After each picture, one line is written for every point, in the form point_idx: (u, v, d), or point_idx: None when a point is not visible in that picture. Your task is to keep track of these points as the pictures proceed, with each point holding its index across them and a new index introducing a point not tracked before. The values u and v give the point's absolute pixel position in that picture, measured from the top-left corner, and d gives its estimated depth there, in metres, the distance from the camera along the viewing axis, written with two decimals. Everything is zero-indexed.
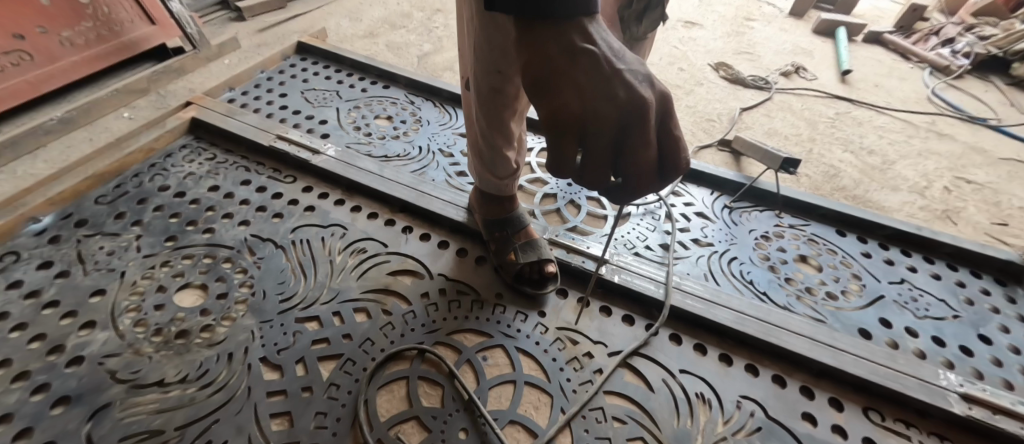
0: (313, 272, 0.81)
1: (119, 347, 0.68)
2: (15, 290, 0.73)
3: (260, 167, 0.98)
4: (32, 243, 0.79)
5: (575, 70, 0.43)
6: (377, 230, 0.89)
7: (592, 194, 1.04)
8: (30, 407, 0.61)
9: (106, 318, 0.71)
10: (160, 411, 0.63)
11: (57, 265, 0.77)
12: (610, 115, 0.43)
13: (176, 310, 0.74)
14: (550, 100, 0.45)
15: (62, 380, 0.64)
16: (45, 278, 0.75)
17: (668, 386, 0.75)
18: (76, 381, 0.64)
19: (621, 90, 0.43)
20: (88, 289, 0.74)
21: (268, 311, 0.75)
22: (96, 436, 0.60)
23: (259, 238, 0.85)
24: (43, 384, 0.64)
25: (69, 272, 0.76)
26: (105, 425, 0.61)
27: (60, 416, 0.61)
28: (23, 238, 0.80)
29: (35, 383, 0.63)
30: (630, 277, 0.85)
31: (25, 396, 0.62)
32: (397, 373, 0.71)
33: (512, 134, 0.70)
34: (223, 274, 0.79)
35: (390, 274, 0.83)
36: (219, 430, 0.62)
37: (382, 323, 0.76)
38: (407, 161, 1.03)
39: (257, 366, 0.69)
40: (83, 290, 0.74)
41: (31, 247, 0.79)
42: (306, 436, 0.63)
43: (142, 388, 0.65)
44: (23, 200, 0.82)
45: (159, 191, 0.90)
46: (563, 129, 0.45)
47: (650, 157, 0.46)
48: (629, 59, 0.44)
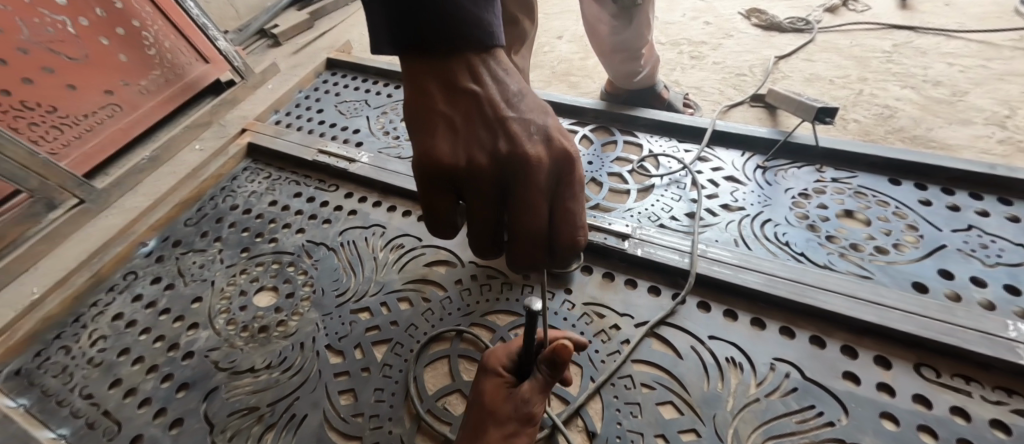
0: (361, 268, 0.92)
1: (218, 342, 0.83)
2: (139, 302, 0.90)
3: (308, 179, 1.10)
4: (144, 262, 0.97)
5: (455, 112, 0.48)
6: (412, 226, 0.98)
7: (614, 169, 1.05)
8: (161, 392, 0.77)
9: (206, 320, 0.86)
10: (254, 391, 0.76)
11: (165, 279, 0.93)
12: (490, 173, 0.47)
13: (256, 310, 0.87)
14: (423, 140, 0.48)
15: (181, 370, 0.80)
16: (158, 291, 0.92)
17: (697, 352, 0.78)
18: (190, 371, 0.79)
19: (502, 141, 0.46)
20: (189, 296, 0.90)
21: (327, 306, 0.87)
22: (211, 411, 0.74)
23: (314, 243, 0.97)
24: (168, 373, 0.79)
25: (174, 284, 0.92)
26: (217, 404, 0.75)
27: (183, 398, 0.76)
28: (137, 259, 0.98)
29: (163, 374, 0.79)
30: (654, 249, 0.87)
31: (157, 384, 0.78)
32: (439, 352, 0.79)
33: None
34: (289, 276, 0.92)
35: (427, 265, 0.91)
36: (300, 406, 0.74)
37: (422, 309, 0.85)
38: None
39: (324, 352, 0.80)
40: (187, 298, 0.90)
41: (144, 266, 0.96)
42: (368, 408, 0.73)
43: (239, 374, 0.79)
44: (133, 228, 1.01)
45: (231, 210, 1.05)
46: (433, 173, 0.48)
47: (537, 226, 0.47)
48: (524, 105, 0.48)
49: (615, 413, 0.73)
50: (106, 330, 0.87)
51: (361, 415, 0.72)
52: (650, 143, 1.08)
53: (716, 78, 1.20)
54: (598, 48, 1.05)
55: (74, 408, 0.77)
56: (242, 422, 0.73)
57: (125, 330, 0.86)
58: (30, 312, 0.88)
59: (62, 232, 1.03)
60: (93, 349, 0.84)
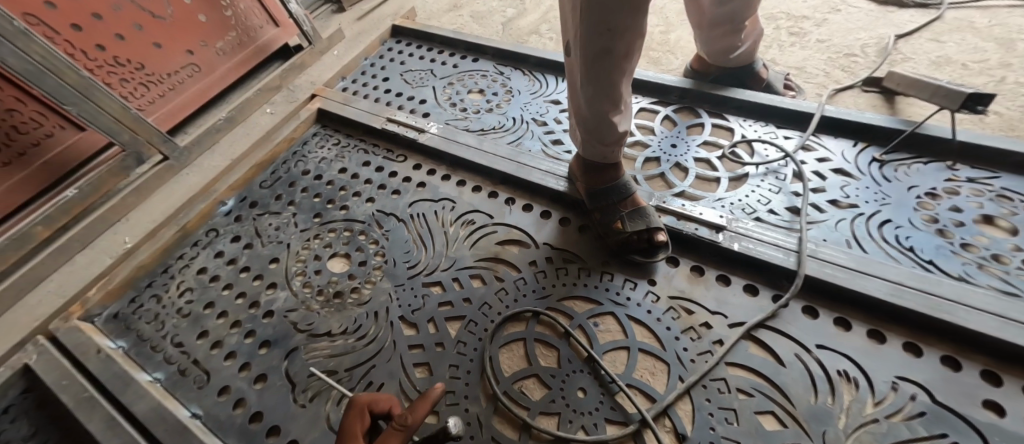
0: (432, 243, 0.93)
1: (296, 303, 0.86)
2: (221, 258, 0.94)
3: (376, 148, 1.12)
4: (224, 221, 1.01)
5: None
6: (483, 203, 0.98)
7: (700, 153, 0.96)
8: (245, 347, 0.81)
9: (283, 280, 0.90)
10: (332, 355, 0.79)
11: (244, 238, 0.97)
12: None
13: (330, 274, 0.90)
14: None
15: (262, 328, 0.83)
16: (238, 249, 0.95)
17: (803, 362, 0.70)
18: (271, 329, 0.83)
19: None
20: (268, 257, 0.94)
21: (400, 276, 0.89)
22: (292, 370, 0.78)
23: (383, 213, 0.99)
24: (250, 330, 0.83)
25: (253, 244, 0.96)
26: (298, 363, 0.78)
27: (267, 354, 0.80)
28: (217, 218, 1.01)
29: (246, 329, 0.83)
30: (753, 245, 0.78)
31: (241, 339, 0.82)
32: (514, 334, 0.80)
33: (618, 98, 0.69)
34: (361, 244, 0.94)
35: (499, 244, 0.91)
36: (377, 374, 0.76)
37: (496, 288, 0.85)
38: (503, 132, 1.12)
39: (398, 323, 0.82)
40: (265, 258, 0.93)
41: (224, 225, 1.00)
42: (443, 383, 0.75)
43: (317, 337, 0.81)
44: (214, 188, 1.05)
45: (302, 175, 1.08)
46: None
47: None
48: None
49: (707, 417, 0.68)
50: (192, 282, 0.91)
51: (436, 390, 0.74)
52: (742, 128, 0.97)
53: (822, 57, 1.08)
54: (695, 19, 0.95)
55: (166, 354, 0.81)
56: (321, 384, 0.76)
57: (209, 284, 0.90)
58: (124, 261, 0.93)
59: (150, 186, 1.04)
60: (182, 300, 0.89)
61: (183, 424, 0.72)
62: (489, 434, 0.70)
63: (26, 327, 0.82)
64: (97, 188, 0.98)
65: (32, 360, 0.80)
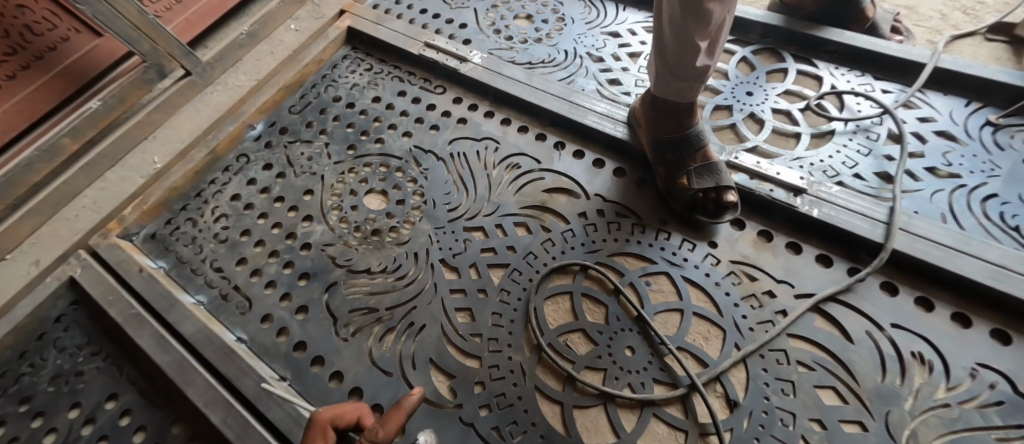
0: (474, 185, 0.86)
1: (333, 238, 0.82)
2: (254, 186, 0.89)
3: (412, 77, 1.03)
4: (254, 147, 0.95)
5: None
6: (529, 145, 0.90)
7: (779, 104, 0.86)
8: (285, 277, 0.77)
9: (319, 213, 0.85)
10: (372, 293, 0.75)
11: (276, 167, 0.91)
12: None
13: (368, 212, 0.85)
14: None
15: (301, 260, 0.79)
16: (270, 178, 0.90)
17: (874, 341, 0.65)
18: (310, 262, 0.79)
19: None
20: (301, 188, 0.88)
21: (440, 219, 0.83)
22: (332, 305, 0.74)
23: (422, 150, 0.92)
24: (288, 261, 0.79)
25: (285, 174, 0.90)
26: (337, 298, 0.75)
27: (307, 287, 0.76)
28: (247, 142, 0.95)
29: (284, 260, 0.79)
30: (834, 212, 0.71)
31: (280, 269, 0.78)
32: (560, 287, 0.75)
33: (710, 21, 0.59)
34: (398, 182, 0.88)
35: (546, 192, 0.85)
36: (419, 315, 0.73)
37: (542, 238, 0.80)
38: (554, 68, 1.01)
39: (439, 266, 0.78)
40: (300, 189, 0.88)
41: (255, 150, 0.94)
42: (486, 330, 0.71)
43: (356, 273, 0.78)
44: (242, 108, 0.98)
45: (334, 102, 1.00)
46: None
47: None
48: None
49: (761, 387, 0.64)
50: (226, 208, 0.86)
51: (479, 336, 0.70)
52: (833, 77, 0.87)
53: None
54: None
55: (207, 278, 0.78)
56: (362, 322, 0.72)
57: (244, 212, 0.86)
58: (157, 181, 0.89)
59: (174, 103, 0.96)
60: (217, 226, 0.85)
61: (230, 347, 0.69)
62: (533, 384, 0.66)
63: (67, 239, 0.81)
64: (122, 100, 0.92)
65: (77, 272, 0.79)
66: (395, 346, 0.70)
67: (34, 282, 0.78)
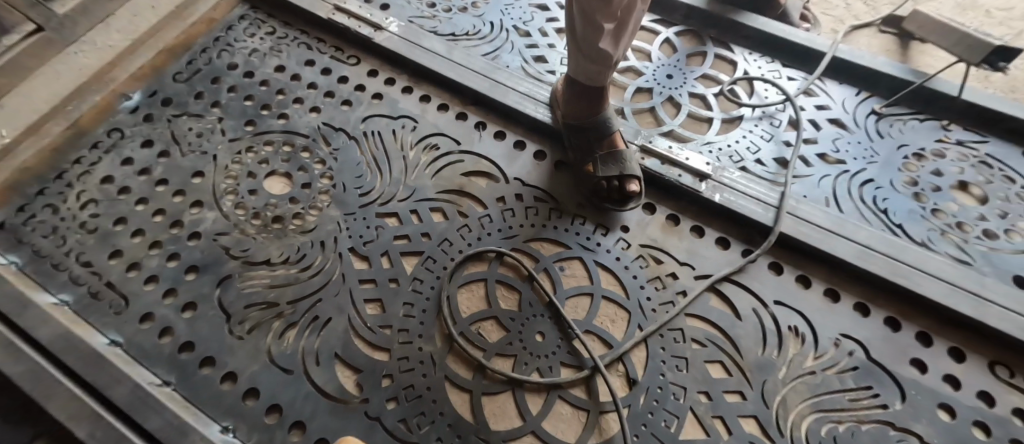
0: (388, 168, 0.83)
1: (227, 226, 0.76)
2: (129, 167, 0.80)
3: (322, 45, 0.97)
4: (130, 120, 0.85)
5: None
6: (448, 125, 0.89)
7: (696, 88, 0.87)
8: (168, 272, 0.72)
9: (211, 199, 0.79)
10: (273, 286, 0.72)
11: (157, 145, 0.83)
12: None
13: (268, 196, 0.80)
14: None
15: (188, 252, 0.74)
16: (151, 157, 0.82)
17: (759, 316, 0.70)
18: (199, 254, 0.74)
19: None
20: (189, 170, 0.81)
21: (350, 205, 0.80)
22: (225, 300, 0.70)
23: (332, 128, 0.87)
24: (174, 253, 0.73)
25: (169, 152, 0.82)
26: (231, 293, 0.70)
27: (194, 281, 0.71)
28: (121, 115, 0.86)
29: (168, 252, 0.73)
30: (734, 197, 0.76)
31: (163, 262, 0.72)
32: (475, 275, 0.75)
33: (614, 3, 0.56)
34: (304, 164, 0.83)
35: (464, 175, 0.83)
36: (324, 308, 0.70)
37: (459, 224, 0.78)
38: (477, 40, 0.99)
39: (348, 256, 0.75)
40: (185, 171, 0.81)
41: (130, 125, 0.85)
42: (397, 321, 0.70)
43: (254, 265, 0.73)
44: (111, 75, 0.87)
45: (228, 70, 0.92)
46: None
47: None
48: None
49: (659, 364, 0.68)
50: (96, 194, 0.78)
51: (389, 328, 0.69)
52: (746, 63, 0.89)
53: None
54: None
55: (74, 274, 0.71)
56: (261, 318, 0.69)
57: (118, 197, 0.78)
58: (4, 158, 0.77)
59: (26, 66, 0.83)
60: (84, 214, 0.76)
61: (99, 351, 0.63)
62: (443, 373, 0.66)
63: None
64: None
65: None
66: (297, 342, 0.67)
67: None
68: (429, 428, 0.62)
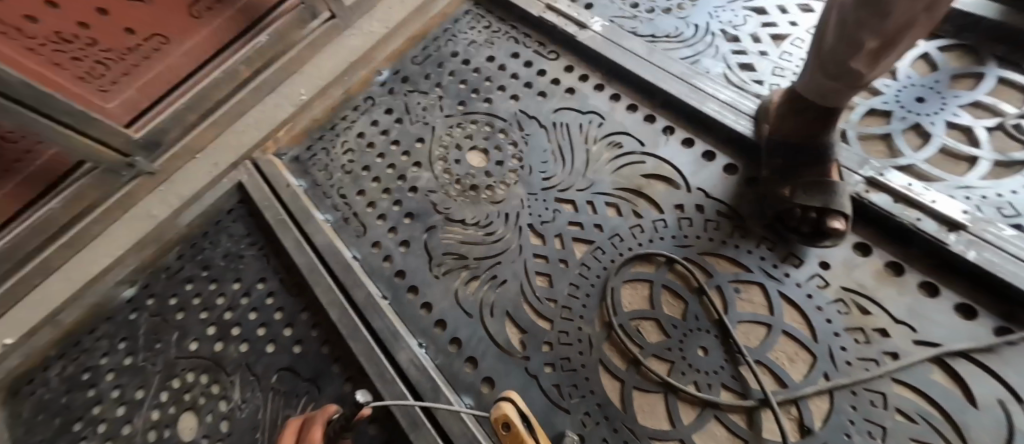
0: (572, 159, 0.94)
1: (437, 186, 0.99)
2: (376, 128, 1.11)
3: (528, 39, 1.11)
4: (381, 92, 1.16)
5: None
6: (635, 125, 0.92)
7: (961, 116, 0.77)
8: (393, 213, 0.98)
9: (427, 161, 1.03)
10: (463, 242, 0.90)
11: (395, 113, 1.12)
12: None
13: (469, 167, 1.00)
14: None
15: (409, 200, 0.99)
16: (389, 122, 1.11)
17: (1005, 409, 0.55)
18: (416, 203, 0.98)
19: None
20: (414, 136, 1.08)
21: (534, 186, 0.93)
22: (431, 244, 0.91)
23: (526, 115, 1.02)
24: (398, 199, 0.99)
25: (402, 121, 1.10)
26: (434, 239, 0.92)
27: (411, 224, 0.95)
28: (375, 88, 1.17)
29: (394, 198, 1.00)
30: (997, 258, 0.61)
31: (389, 205, 0.99)
32: (642, 275, 0.78)
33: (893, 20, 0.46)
34: (498, 144, 1.01)
35: (644, 176, 0.87)
36: (501, 270, 0.84)
37: (632, 223, 0.83)
38: (678, 44, 0.95)
39: (527, 230, 0.88)
40: (412, 136, 1.08)
41: (380, 95, 1.16)
42: (561, 298, 0.79)
43: (452, 222, 0.93)
44: (374, 57, 1.19)
45: (451, 57, 1.15)
46: None
47: None
48: None
49: (845, 423, 0.59)
50: (353, 144, 1.10)
51: (553, 302, 0.79)
52: None
53: None
54: None
55: (335, 202, 1.02)
56: (453, 265, 0.87)
57: (366, 149, 1.09)
58: (302, 113, 1.16)
59: (318, 44, 1.19)
60: (344, 158, 1.09)
61: (348, 261, 0.92)
62: (597, 356, 0.72)
63: (236, 151, 1.13)
64: (282, 39, 1.14)
65: (242, 177, 1.09)
66: (477, 291, 0.83)
67: (215, 179, 1.11)
68: (582, 400, 0.69)
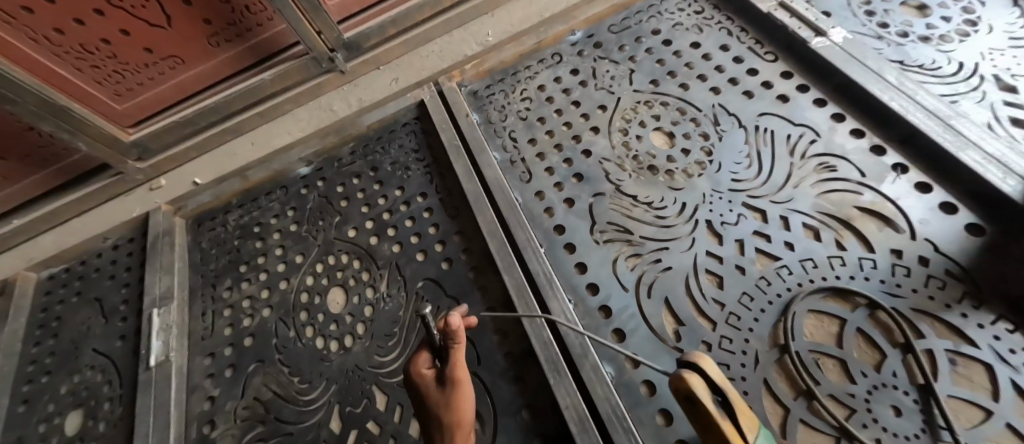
0: (771, 168, 0.87)
1: (612, 155, 0.98)
2: (559, 85, 1.11)
3: (743, 34, 1.03)
4: (570, 50, 1.14)
5: None
6: (859, 155, 0.83)
7: None
8: (562, 170, 1.00)
9: (606, 130, 1.02)
10: (630, 217, 0.91)
11: (581, 75, 1.10)
12: None
13: (651, 146, 0.97)
14: None
15: (580, 162, 1.00)
16: (574, 82, 1.10)
17: None
18: (586, 167, 0.99)
19: None
20: (597, 102, 1.05)
21: (720, 184, 0.89)
22: (597, 209, 0.94)
23: (725, 110, 0.95)
24: (569, 158, 1.01)
25: (587, 83, 1.08)
26: (600, 205, 0.94)
27: (577, 185, 0.97)
28: (565, 45, 1.16)
29: (565, 156, 1.01)
30: None
31: (559, 162, 1.01)
32: (835, 311, 0.75)
33: None
34: (688, 132, 0.96)
35: (858, 208, 0.80)
36: (669, 257, 0.86)
37: (833, 253, 0.78)
38: (934, 78, 0.84)
39: (704, 226, 0.87)
40: (594, 102, 1.06)
41: (569, 53, 1.14)
42: (730, 302, 0.81)
43: (622, 194, 0.94)
44: (575, 14, 1.17)
45: (651, 33, 1.10)
46: None
47: None
48: None
49: None
50: (532, 94, 1.11)
51: (721, 305, 0.81)
52: None
53: None
54: None
55: (505, 143, 1.07)
56: (616, 236, 0.91)
57: (545, 102, 1.09)
58: (490, 51, 1.19)
59: None
60: (520, 104, 1.11)
61: (514, 204, 0.97)
62: (763, 375, 0.75)
63: (425, 72, 1.23)
64: None
65: (424, 97, 1.19)
66: (638, 268, 0.87)
67: (404, 92, 1.23)
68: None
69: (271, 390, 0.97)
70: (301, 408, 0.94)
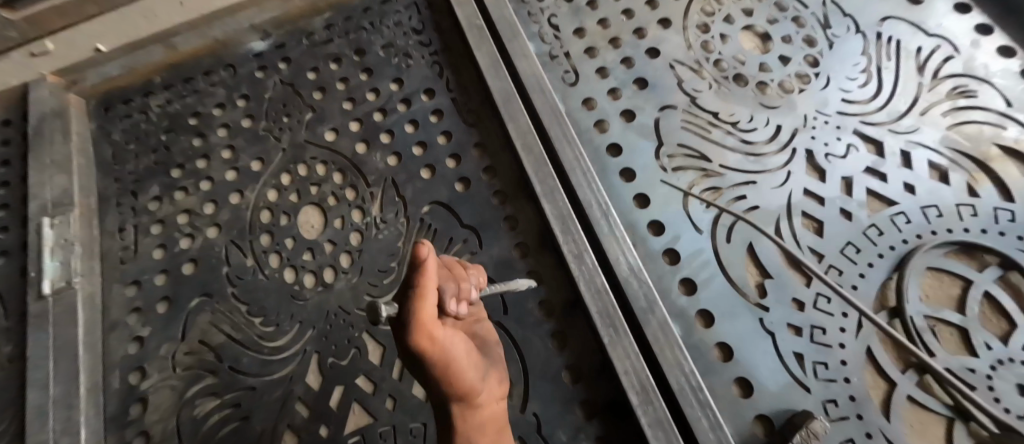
0: (893, 90, 0.70)
1: (686, 58, 0.76)
2: None
3: None
4: None
5: None
6: (1003, 76, 0.69)
7: None
8: (619, 72, 0.77)
9: (679, 24, 0.79)
10: (707, 139, 0.72)
11: None
12: None
13: (739, 49, 0.76)
14: None
15: (644, 63, 0.77)
16: None
17: None
18: (651, 70, 0.76)
19: None
20: None
21: (827, 105, 0.70)
22: (663, 127, 0.73)
23: (840, 10, 0.77)
24: (628, 58, 0.78)
25: None
26: (669, 122, 0.73)
27: (638, 93, 0.75)
28: None
29: (623, 54, 0.78)
30: None
31: (616, 62, 0.78)
32: (959, 270, 0.63)
33: None
34: (789, 34, 0.76)
35: (997, 146, 0.66)
36: (755, 194, 0.69)
37: (964, 199, 0.65)
38: None
39: (804, 157, 0.69)
40: None
41: None
42: (829, 254, 0.66)
43: (699, 109, 0.73)
44: None
45: None
46: None
47: None
48: None
49: None
50: None
51: (819, 256, 0.66)
52: None
53: None
54: None
55: (543, 31, 0.81)
56: (687, 163, 0.71)
57: None
58: None
59: None
60: None
61: (558, 112, 0.74)
62: (864, 343, 0.63)
63: None
64: None
65: None
66: (717, 205, 0.69)
67: None
68: (830, 386, 0.62)
69: (222, 332, 0.73)
70: (266, 356, 0.71)
